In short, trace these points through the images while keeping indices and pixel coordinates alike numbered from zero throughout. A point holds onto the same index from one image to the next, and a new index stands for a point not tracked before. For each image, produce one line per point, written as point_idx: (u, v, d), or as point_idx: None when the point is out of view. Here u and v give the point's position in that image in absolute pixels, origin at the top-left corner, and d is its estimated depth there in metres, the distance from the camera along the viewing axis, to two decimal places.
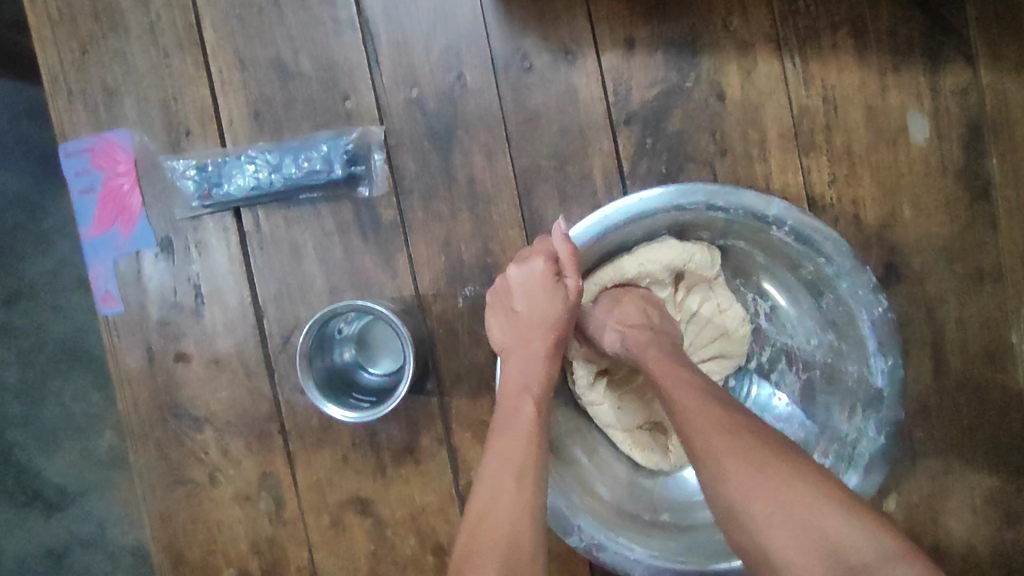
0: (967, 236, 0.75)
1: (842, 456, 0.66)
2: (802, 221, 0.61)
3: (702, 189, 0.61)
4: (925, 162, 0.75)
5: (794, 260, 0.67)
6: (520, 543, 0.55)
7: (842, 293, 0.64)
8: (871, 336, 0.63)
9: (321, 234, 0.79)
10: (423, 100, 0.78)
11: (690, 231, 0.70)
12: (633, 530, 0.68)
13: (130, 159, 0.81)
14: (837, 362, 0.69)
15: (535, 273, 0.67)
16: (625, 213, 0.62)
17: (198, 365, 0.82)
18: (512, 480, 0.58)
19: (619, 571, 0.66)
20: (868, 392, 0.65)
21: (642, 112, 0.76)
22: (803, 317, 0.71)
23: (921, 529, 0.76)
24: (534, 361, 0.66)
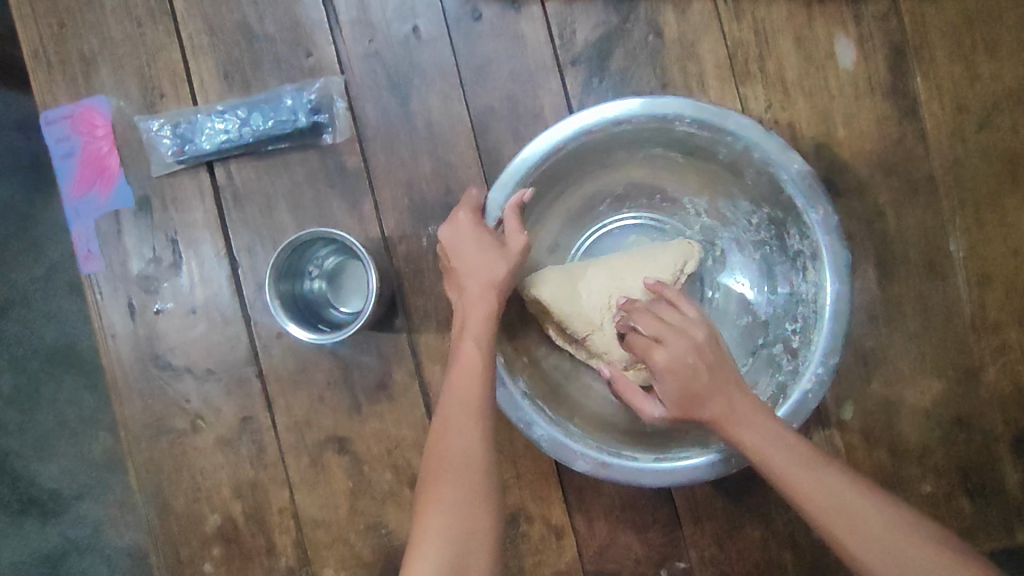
0: (898, 151, 0.79)
1: (809, 314, 0.70)
2: (701, 109, 0.67)
3: (604, 107, 0.68)
4: (854, 84, 0.79)
5: (707, 150, 0.72)
6: (471, 466, 0.61)
7: (760, 160, 0.68)
8: (796, 192, 0.67)
9: (291, 184, 0.83)
10: (380, 52, 0.82)
11: (610, 154, 0.75)
12: (633, 447, 0.73)
13: (107, 123, 0.85)
14: (779, 232, 0.73)
15: (469, 225, 0.71)
16: (548, 151, 0.69)
17: (177, 316, 0.85)
18: (465, 415, 0.63)
19: (632, 483, 0.69)
20: (813, 247, 0.68)
21: (587, 52, 0.81)
22: (738, 202, 0.76)
23: (878, 434, 0.79)
24: (474, 297, 0.69)
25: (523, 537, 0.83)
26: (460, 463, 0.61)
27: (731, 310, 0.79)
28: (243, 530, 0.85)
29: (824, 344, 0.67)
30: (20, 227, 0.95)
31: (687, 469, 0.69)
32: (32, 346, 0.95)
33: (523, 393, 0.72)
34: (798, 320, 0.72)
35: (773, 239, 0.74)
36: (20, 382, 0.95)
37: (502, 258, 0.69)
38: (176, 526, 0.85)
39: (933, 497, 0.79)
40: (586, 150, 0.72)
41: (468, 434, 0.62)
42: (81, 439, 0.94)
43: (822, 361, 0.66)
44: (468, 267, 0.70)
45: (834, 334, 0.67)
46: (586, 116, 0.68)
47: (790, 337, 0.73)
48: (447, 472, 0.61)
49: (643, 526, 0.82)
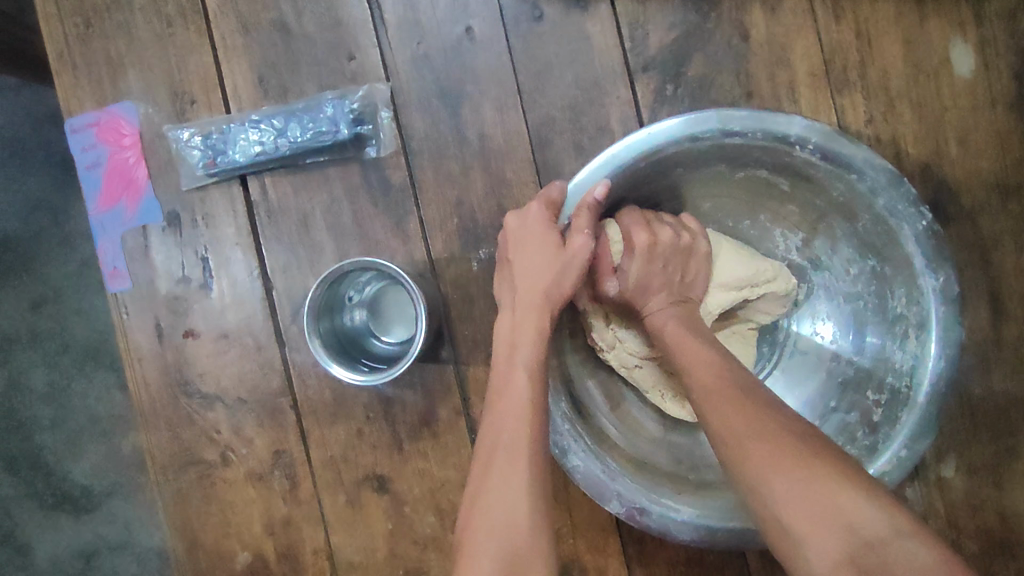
0: (1020, 171, 0.69)
1: (899, 385, 0.61)
2: (830, 137, 0.58)
3: (714, 114, 0.58)
4: (971, 94, 0.69)
5: (820, 184, 0.62)
6: (514, 526, 0.52)
7: (881, 212, 0.59)
8: (918, 254, 0.58)
9: (329, 200, 0.76)
10: (429, 56, 0.74)
11: (706, 167, 0.65)
12: (675, 489, 0.64)
13: (135, 132, 0.79)
14: (881, 290, 0.64)
15: (540, 220, 0.65)
16: (642, 155, 0.60)
17: (207, 340, 0.79)
18: (505, 454, 0.56)
19: (664, 535, 0.61)
20: (920, 315, 0.59)
21: (661, 56, 0.72)
22: (840, 246, 0.67)
23: (984, 496, 0.69)
24: (527, 313, 0.63)
25: None
26: (500, 519, 0.53)
27: (803, 363, 0.72)
28: (275, 569, 0.79)
29: (911, 427, 0.59)
30: (53, 221, 0.94)
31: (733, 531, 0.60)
32: (65, 342, 0.94)
33: (564, 416, 0.63)
34: (884, 392, 0.63)
35: (873, 295, 0.65)
36: (54, 376, 0.94)
37: (563, 272, 0.63)
38: (205, 563, 0.80)
39: None
40: (682, 159, 0.63)
41: (509, 485, 0.54)
42: (114, 442, 0.94)
43: (904, 444, 0.58)
44: (526, 268, 0.64)
45: (921, 421, 0.58)
46: (692, 118, 0.59)
47: (870, 408, 0.63)
48: (486, 527, 0.53)
49: None
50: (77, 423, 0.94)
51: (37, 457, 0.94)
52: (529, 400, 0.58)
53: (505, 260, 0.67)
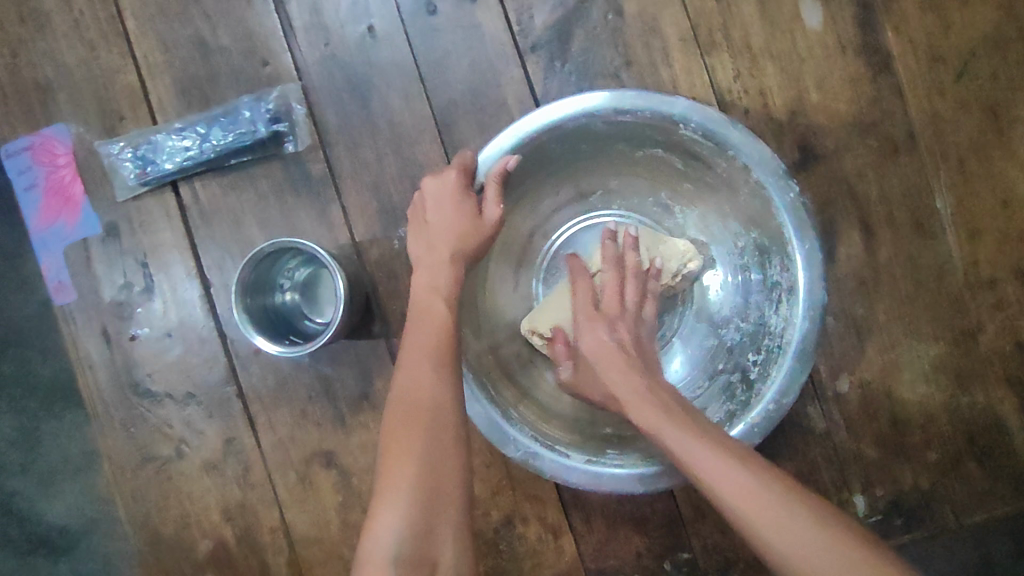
0: (874, 109, 0.77)
1: (772, 346, 0.70)
2: (708, 116, 0.65)
3: (607, 93, 0.65)
4: (823, 45, 0.77)
5: (706, 161, 0.70)
6: (440, 426, 0.58)
7: (757, 183, 0.67)
8: (788, 221, 0.66)
9: (257, 197, 0.82)
10: (337, 55, 0.81)
11: (608, 142, 0.73)
12: (569, 445, 0.71)
13: (68, 151, 0.84)
14: (763, 259, 0.72)
15: (455, 185, 0.68)
16: (546, 128, 0.67)
17: (153, 341, 0.84)
18: (428, 362, 0.61)
19: (556, 479, 0.67)
20: (790, 280, 0.67)
21: (547, 36, 0.79)
22: (729, 221, 0.75)
23: (878, 404, 0.77)
24: (439, 261, 0.67)
25: (520, 538, 0.80)
26: (423, 416, 0.58)
27: (697, 331, 0.79)
28: (235, 552, 0.83)
29: (779, 385, 0.66)
30: (9, 267, 0.86)
31: (617, 478, 0.67)
32: (30, 385, 0.87)
33: (471, 373, 0.69)
34: (761, 352, 0.72)
35: (757, 266, 0.73)
36: (22, 420, 0.88)
37: (477, 231, 0.68)
38: (169, 553, 0.84)
39: (941, 464, 0.77)
40: (585, 132, 0.70)
41: (430, 388, 0.60)
42: (82, 477, 0.86)
43: (773, 400, 0.65)
44: (441, 219, 0.69)
45: (793, 376, 0.65)
46: (595, 98, 0.65)
47: (749, 368, 0.72)
48: (412, 425, 0.58)
49: (642, 519, 0.80)
50: (50, 463, 0.87)
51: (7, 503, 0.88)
52: (444, 316, 0.64)
53: (416, 217, 0.71)
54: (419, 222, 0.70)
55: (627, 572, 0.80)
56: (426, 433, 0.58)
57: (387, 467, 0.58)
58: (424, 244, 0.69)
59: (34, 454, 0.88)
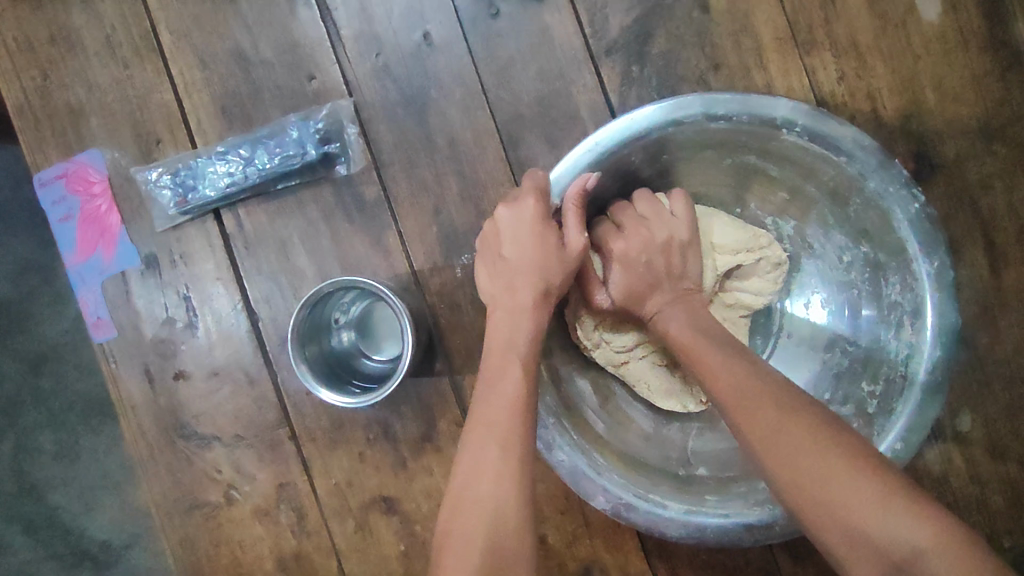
0: (1001, 111, 0.67)
1: (895, 376, 0.61)
2: (816, 118, 0.57)
3: (698, 97, 0.57)
4: (942, 39, 0.67)
5: (808, 167, 0.62)
6: (503, 520, 0.50)
7: (872, 193, 0.59)
8: (912, 238, 0.58)
9: (306, 224, 0.75)
10: (390, 66, 0.73)
11: (693, 153, 0.65)
12: (664, 490, 0.63)
13: (103, 178, 0.78)
14: (875, 278, 0.64)
15: (534, 213, 0.61)
16: (629, 141, 0.60)
17: (198, 380, 0.78)
18: (496, 452, 0.53)
19: (652, 532, 0.62)
20: (915, 302, 0.59)
21: (623, 38, 0.71)
22: (832, 234, 0.67)
23: (1005, 444, 0.69)
24: (519, 312, 0.61)
25: None
26: (486, 516, 0.50)
27: (798, 353, 0.71)
28: None
29: (907, 420, 0.58)
30: (43, 281, 0.88)
31: (723, 526, 0.60)
32: (69, 401, 0.88)
33: (551, 417, 0.63)
34: (878, 382, 0.63)
35: (868, 283, 0.65)
36: (63, 436, 0.88)
37: (563, 267, 0.62)
38: None
39: None
40: (670, 145, 0.62)
41: (493, 481, 0.52)
42: (125, 490, 0.87)
43: (899, 437, 0.58)
44: (516, 255, 0.61)
45: (923, 405, 0.58)
46: (685, 103, 0.58)
47: (865, 400, 0.64)
48: (476, 525, 0.50)
49: (735, 571, 0.73)
50: (91, 477, 0.87)
51: (50, 519, 0.88)
52: (516, 398, 0.56)
53: (487, 248, 0.64)
54: (493, 257, 0.63)
55: None
56: (486, 526, 0.50)
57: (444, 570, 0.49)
58: (501, 284, 0.62)
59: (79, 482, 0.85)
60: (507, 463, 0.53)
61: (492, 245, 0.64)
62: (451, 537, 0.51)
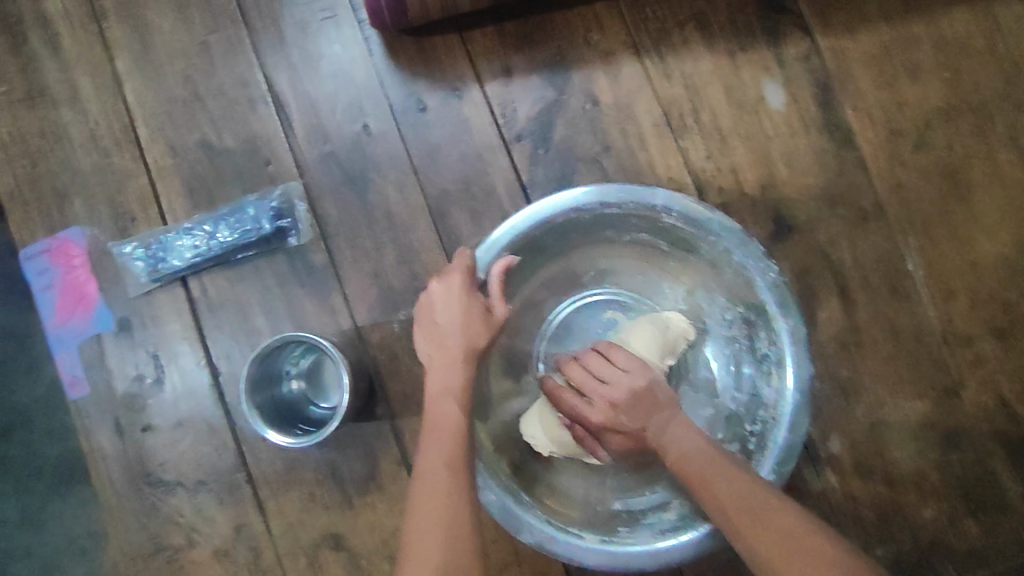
0: (840, 180, 0.82)
1: (768, 417, 0.71)
2: (688, 205, 0.69)
3: (594, 189, 0.70)
4: (788, 123, 0.83)
5: (689, 242, 0.74)
6: (457, 527, 0.58)
7: (738, 264, 0.70)
8: (771, 299, 0.68)
9: (262, 288, 0.86)
10: (335, 152, 0.86)
11: (597, 232, 0.77)
12: (581, 526, 0.72)
13: (83, 252, 0.89)
14: (750, 331, 0.75)
15: (463, 285, 0.69)
16: (538, 223, 0.71)
17: (164, 430, 0.86)
18: (445, 471, 0.61)
19: (573, 563, 0.68)
20: (779, 353, 0.69)
21: (530, 127, 0.85)
22: (715, 296, 0.78)
23: (870, 463, 0.79)
24: (454, 364, 0.67)
25: None
26: (438, 530, 0.57)
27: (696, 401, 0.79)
28: None
29: (775, 456, 0.67)
30: (19, 347, 0.89)
31: (633, 556, 0.68)
32: (34, 469, 0.88)
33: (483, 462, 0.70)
34: (757, 423, 0.73)
35: (745, 338, 0.76)
36: (25, 505, 0.88)
37: (489, 328, 0.69)
38: None
39: (937, 521, 0.78)
40: (575, 225, 0.75)
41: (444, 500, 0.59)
42: (91, 559, 0.87)
43: (771, 472, 0.67)
44: (451, 321, 0.69)
45: (791, 444, 0.67)
46: (583, 193, 0.70)
47: (747, 438, 0.74)
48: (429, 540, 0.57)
49: None
50: (54, 547, 0.87)
51: None
52: (460, 427, 0.64)
53: (423, 316, 0.71)
54: (427, 323, 0.70)
55: None
56: (445, 532, 0.58)
57: None
58: (434, 342, 0.68)
59: (37, 538, 0.88)
60: (456, 479, 0.61)
61: (426, 313, 0.71)
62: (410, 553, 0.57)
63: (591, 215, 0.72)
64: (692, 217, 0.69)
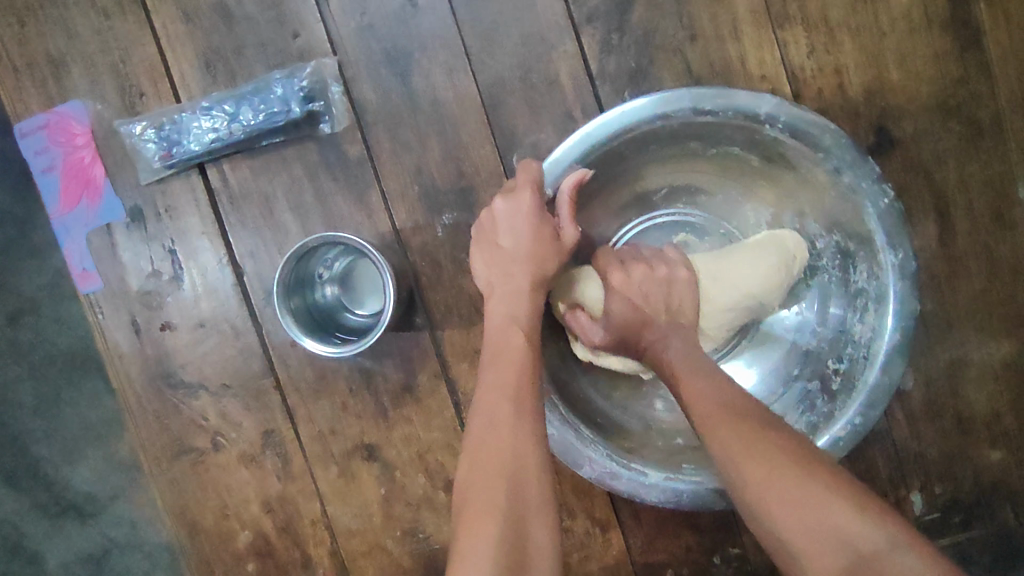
0: (959, 90, 0.71)
1: (858, 355, 0.65)
2: (797, 115, 0.61)
3: (686, 91, 0.61)
4: (908, 16, 0.70)
5: (790, 161, 0.65)
6: (524, 464, 0.53)
7: (846, 187, 0.62)
8: (878, 229, 0.61)
9: (290, 181, 0.77)
10: (374, 26, 0.74)
11: (680, 145, 0.68)
12: (644, 458, 0.66)
13: (86, 130, 0.79)
14: (845, 264, 0.67)
15: (530, 204, 0.64)
16: (618, 131, 0.63)
17: (185, 331, 0.80)
18: (510, 407, 0.56)
19: (634, 498, 0.65)
20: (879, 289, 0.63)
21: (604, 6, 0.72)
22: (808, 222, 0.69)
23: (942, 403, 0.74)
24: (519, 292, 0.64)
25: (568, 532, 0.79)
26: (504, 473, 0.52)
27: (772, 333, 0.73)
28: (277, 544, 0.82)
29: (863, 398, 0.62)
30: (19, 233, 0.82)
31: (701, 494, 0.64)
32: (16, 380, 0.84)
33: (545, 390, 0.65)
34: (844, 360, 0.66)
35: (838, 269, 0.68)
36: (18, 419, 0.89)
37: (558, 254, 0.66)
38: (207, 543, 0.83)
39: (1003, 464, 0.74)
40: (659, 136, 0.66)
41: (506, 438, 0.54)
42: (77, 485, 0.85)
43: (860, 412, 0.61)
44: (515, 244, 0.65)
45: (881, 384, 0.61)
46: (672, 95, 0.61)
47: (830, 377, 0.67)
48: (492, 480, 0.52)
49: (693, 514, 0.78)
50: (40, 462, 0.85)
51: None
52: (524, 359, 0.60)
53: (485, 236, 0.67)
54: (490, 243, 0.66)
55: (678, 567, 0.79)
56: (507, 473, 0.52)
57: (468, 524, 0.50)
58: (498, 267, 0.65)
59: (57, 434, 0.85)
60: (522, 415, 0.56)
61: (488, 233, 0.67)
62: (467, 503, 0.52)
63: (679, 125, 0.63)
64: (800, 130, 0.61)
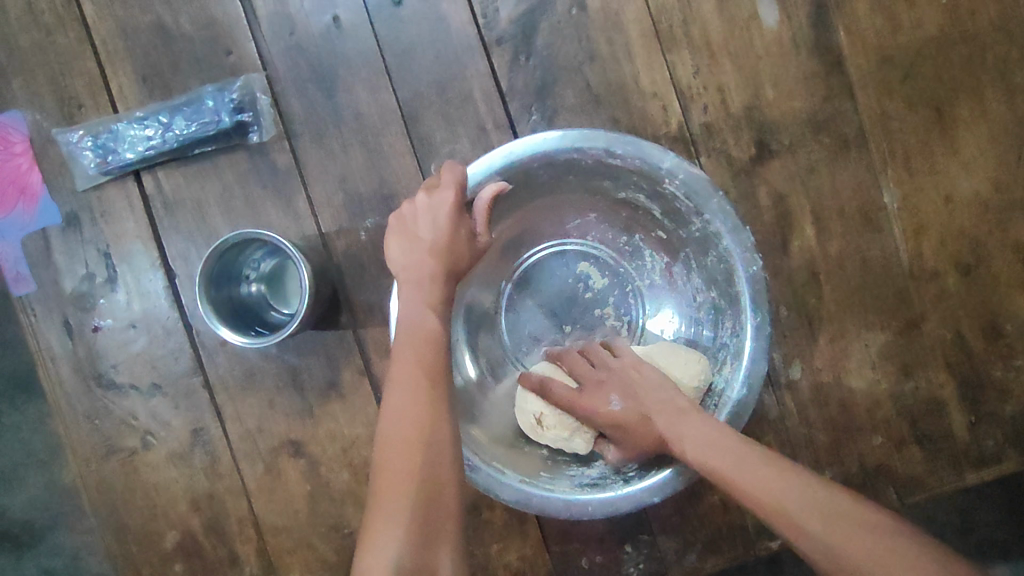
0: (827, 107, 0.80)
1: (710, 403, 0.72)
2: (694, 176, 0.66)
3: (601, 135, 0.66)
4: (778, 42, 0.79)
5: (683, 216, 0.71)
6: (439, 443, 0.60)
7: (724, 249, 0.67)
8: (747, 293, 0.66)
9: (221, 187, 0.81)
10: (302, 45, 0.80)
11: (592, 179, 0.74)
12: (506, 459, 0.71)
13: (25, 139, 0.83)
14: (716, 320, 0.74)
15: (449, 205, 0.68)
16: (532, 157, 0.67)
17: (117, 332, 0.83)
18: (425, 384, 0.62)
19: (488, 493, 0.68)
20: (739, 346, 0.68)
21: (512, 30, 0.80)
22: (692, 275, 0.76)
23: (828, 391, 0.80)
24: (427, 282, 0.68)
25: (486, 524, 0.83)
26: (419, 446, 0.59)
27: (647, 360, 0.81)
28: (205, 543, 0.83)
29: None
30: None
31: (548, 501, 0.67)
32: None
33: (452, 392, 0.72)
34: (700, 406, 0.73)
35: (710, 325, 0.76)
36: None
37: (472, 254, 0.70)
38: (134, 545, 0.84)
39: (886, 447, 0.80)
40: (574, 166, 0.71)
41: (419, 416, 0.61)
42: None
43: None
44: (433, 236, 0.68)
45: (722, 430, 0.67)
46: (590, 134, 0.66)
47: None
48: (409, 446, 0.59)
49: None
50: None
51: None
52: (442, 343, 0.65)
53: (403, 227, 0.70)
54: (406, 231, 0.70)
55: (590, 554, 0.83)
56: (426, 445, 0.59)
57: (383, 483, 0.58)
58: (411, 253, 0.69)
59: None
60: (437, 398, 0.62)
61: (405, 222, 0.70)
62: (385, 470, 0.59)
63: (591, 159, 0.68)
64: (693, 190, 0.67)
